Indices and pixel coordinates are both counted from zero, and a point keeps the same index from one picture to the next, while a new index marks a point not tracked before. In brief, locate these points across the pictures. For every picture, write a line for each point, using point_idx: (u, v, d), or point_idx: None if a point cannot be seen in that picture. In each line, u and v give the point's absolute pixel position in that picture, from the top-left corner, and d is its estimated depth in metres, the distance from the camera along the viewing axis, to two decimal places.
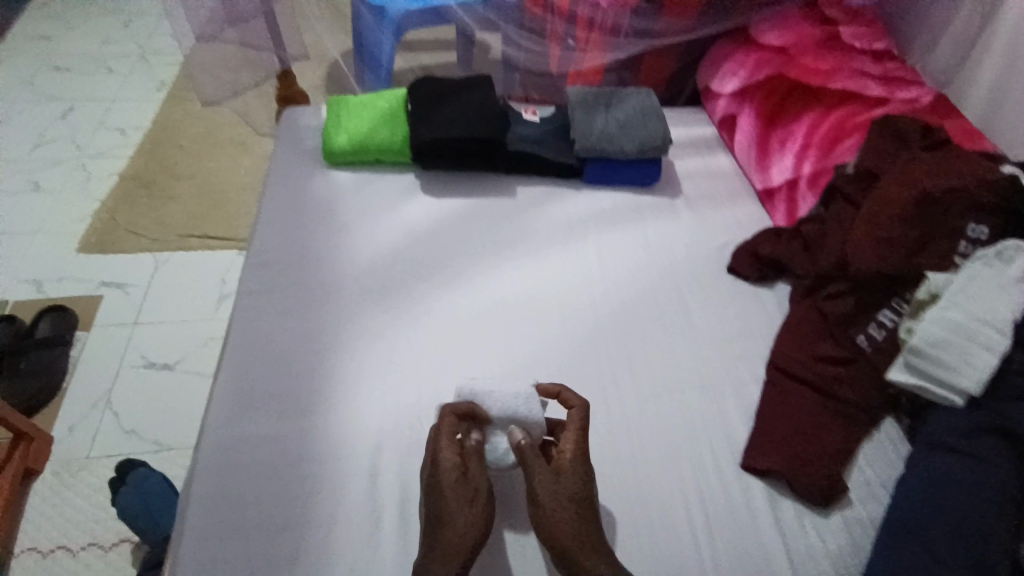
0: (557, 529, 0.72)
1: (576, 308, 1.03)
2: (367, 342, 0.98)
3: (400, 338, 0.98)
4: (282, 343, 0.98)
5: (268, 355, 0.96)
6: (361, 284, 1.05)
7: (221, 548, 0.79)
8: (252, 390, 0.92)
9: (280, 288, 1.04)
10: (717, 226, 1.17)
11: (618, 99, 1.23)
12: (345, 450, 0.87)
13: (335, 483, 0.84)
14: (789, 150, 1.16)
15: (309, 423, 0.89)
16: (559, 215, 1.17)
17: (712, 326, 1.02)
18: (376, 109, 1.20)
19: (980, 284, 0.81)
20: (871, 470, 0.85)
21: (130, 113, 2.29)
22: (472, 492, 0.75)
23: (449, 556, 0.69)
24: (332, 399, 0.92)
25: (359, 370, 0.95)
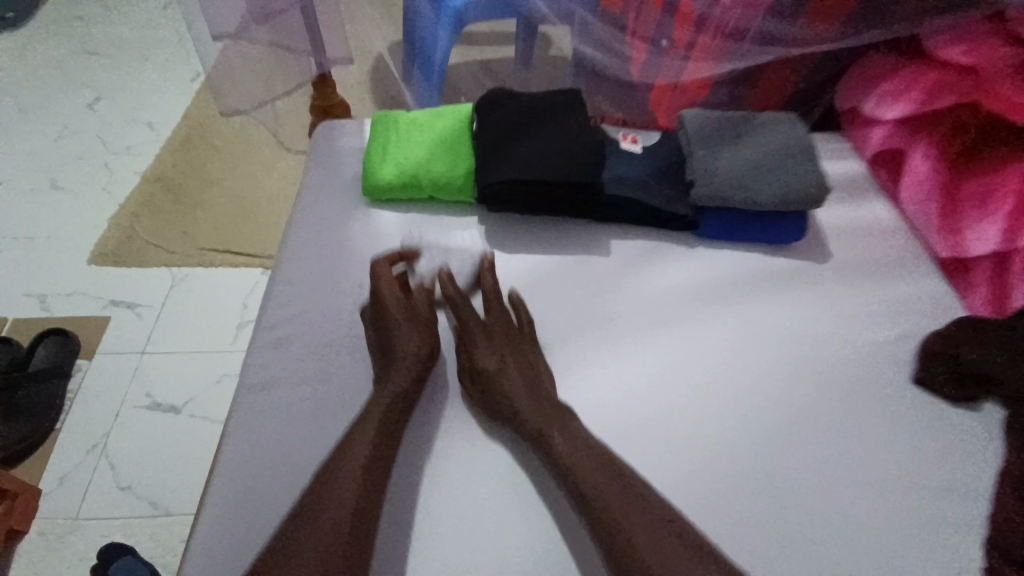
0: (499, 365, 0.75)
1: (700, 427, 0.73)
2: (408, 447, 0.72)
3: (451, 455, 0.72)
4: (298, 428, 0.73)
5: (280, 440, 0.72)
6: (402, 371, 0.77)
7: None
8: (255, 491, 0.69)
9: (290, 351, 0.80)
10: (882, 308, 0.86)
11: (750, 129, 0.94)
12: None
13: None
14: (998, 212, 0.83)
15: None
16: (668, 283, 0.87)
17: (896, 470, 0.72)
18: (434, 132, 0.94)
19: None
20: None
21: (160, 106, 2.11)
22: (415, 322, 0.79)
23: (401, 362, 0.74)
24: None
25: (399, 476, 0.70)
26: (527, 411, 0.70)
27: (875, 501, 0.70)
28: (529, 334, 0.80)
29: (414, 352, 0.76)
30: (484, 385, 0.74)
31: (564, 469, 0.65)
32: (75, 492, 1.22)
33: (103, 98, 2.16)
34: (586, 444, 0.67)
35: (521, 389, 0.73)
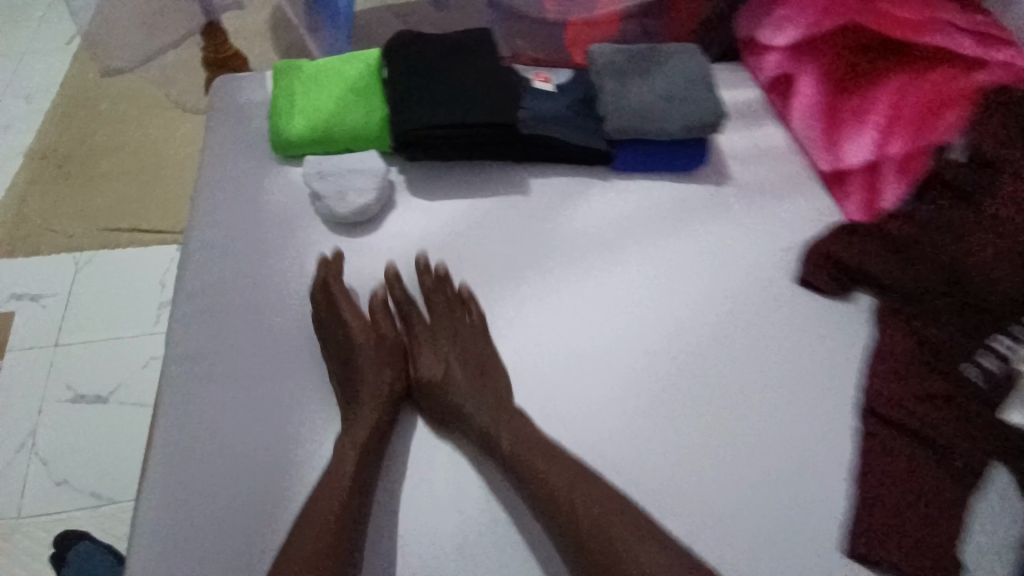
0: (460, 384, 0.76)
1: (617, 347, 0.80)
2: (347, 385, 0.75)
3: (387, 389, 0.76)
4: (231, 370, 0.77)
5: (218, 380, 0.76)
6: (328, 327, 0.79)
7: None
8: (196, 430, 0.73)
9: (223, 342, 0.78)
10: (780, 224, 0.94)
11: (657, 59, 0.97)
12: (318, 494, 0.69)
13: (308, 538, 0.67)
14: (871, 124, 0.93)
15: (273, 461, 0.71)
16: (586, 218, 0.90)
17: (795, 363, 0.81)
18: (342, 80, 0.91)
19: None
20: (999, 540, 0.70)
21: (31, 71, 1.85)
22: (375, 342, 0.79)
23: (363, 403, 0.73)
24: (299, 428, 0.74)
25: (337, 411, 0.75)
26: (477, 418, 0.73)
27: (778, 390, 0.78)
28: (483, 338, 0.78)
29: (381, 378, 0.76)
30: (432, 391, 0.76)
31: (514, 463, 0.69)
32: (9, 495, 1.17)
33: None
34: (552, 453, 0.69)
35: (466, 390, 0.75)
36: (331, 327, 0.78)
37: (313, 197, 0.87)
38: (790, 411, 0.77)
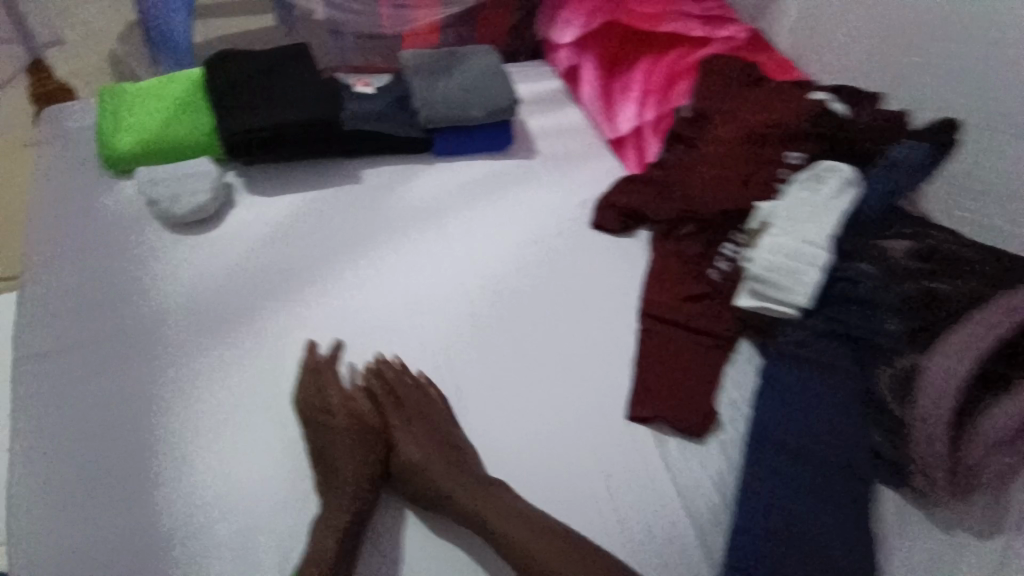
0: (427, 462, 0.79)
1: (446, 293, 0.96)
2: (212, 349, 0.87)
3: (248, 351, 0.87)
4: (103, 341, 0.86)
5: (92, 351, 0.85)
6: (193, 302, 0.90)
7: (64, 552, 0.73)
8: (74, 394, 0.82)
9: (155, 424, 0.81)
10: (575, 184, 1.15)
11: (456, 59, 1.15)
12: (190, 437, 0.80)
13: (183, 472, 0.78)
14: (632, 98, 1.19)
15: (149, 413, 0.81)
16: (413, 195, 1.07)
17: (586, 284, 1.01)
18: (166, 96, 1.00)
19: (802, 207, 0.91)
20: (737, 393, 0.90)
21: None
22: (349, 435, 0.81)
23: (342, 490, 0.76)
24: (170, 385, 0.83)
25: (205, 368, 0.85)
26: (451, 498, 0.76)
27: (575, 302, 0.99)
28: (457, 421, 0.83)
29: (353, 466, 0.78)
30: (407, 469, 0.79)
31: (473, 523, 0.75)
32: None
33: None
34: (517, 512, 0.75)
35: (430, 473, 0.78)
36: (319, 410, 0.82)
37: (150, 203, 0.95)
38: (588, 326, 0.96)
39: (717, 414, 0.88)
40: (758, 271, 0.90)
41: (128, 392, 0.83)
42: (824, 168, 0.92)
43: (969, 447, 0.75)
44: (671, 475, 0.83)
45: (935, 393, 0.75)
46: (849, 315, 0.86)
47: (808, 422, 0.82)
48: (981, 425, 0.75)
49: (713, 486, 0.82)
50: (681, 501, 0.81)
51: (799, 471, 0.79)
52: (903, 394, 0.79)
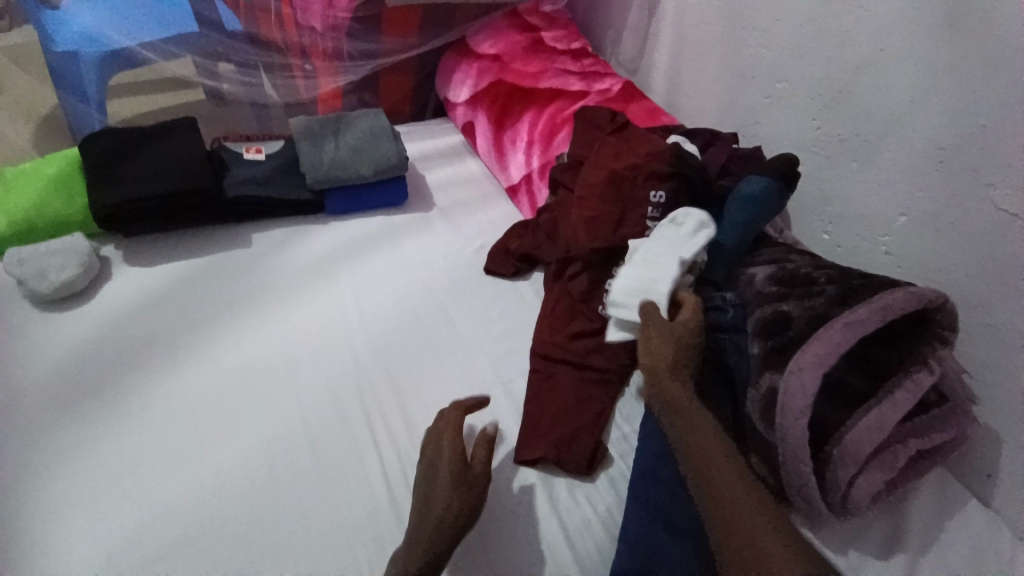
0: (672, 395, 0.78)
1: (333, 349, 0.95)
2: (84, 419, 0.82)
3: (122, 422, 0.83)
4: None
5: None
6: (65, 375, 0.86)
7: None
8: None
9: (65, 506, 0.74)
10: (471, 232, 1.20)
11: (345, 124, 1.20)
12: (52, 513, 0.73)
13: (45, 550, 0.70)
14: (519, 148, 1.26)
15: (10, 489, 0.75)
16: (304, 255, 1.09)
17: (477, 330, 1.03)
18: (39, 177, 1.00)
19: (660, 243, 0.94)
20: (628, 424, 0.93)
21: None
22: (461, 477, 0.73)
23: (421, 533, 0.69)
24: (39, 453, 0.78)
25: (80, 438, 0.80)
26: (713, 465, 0.68)
27: (468, 345, 1.01)
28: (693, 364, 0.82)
29: (444, 512, 0.69)
30: (697, 418, 0.74)
31: (731, 498, 0.65)
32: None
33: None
34: (736, 469, 0.68)
35: (698, 411, 0.75)
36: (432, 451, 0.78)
37: (18, 284, 0.93)
38: (479, 373, 0.97)
39: (607, 448, 0.90)
40: (614, 297, 0.93)
41: (38, 472, 0.77)
42: (681, 212, 0.96)
43: (837, 464, 0.77)
44: (559, 518, 0.81)
45: (793, 413, 0.78)
46: None
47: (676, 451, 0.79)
48: (860, 437, 0.76)
49: (601, 523, 0.81)
50: (568, 541, 0.79)
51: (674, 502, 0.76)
52: (769, 417, 0.81)
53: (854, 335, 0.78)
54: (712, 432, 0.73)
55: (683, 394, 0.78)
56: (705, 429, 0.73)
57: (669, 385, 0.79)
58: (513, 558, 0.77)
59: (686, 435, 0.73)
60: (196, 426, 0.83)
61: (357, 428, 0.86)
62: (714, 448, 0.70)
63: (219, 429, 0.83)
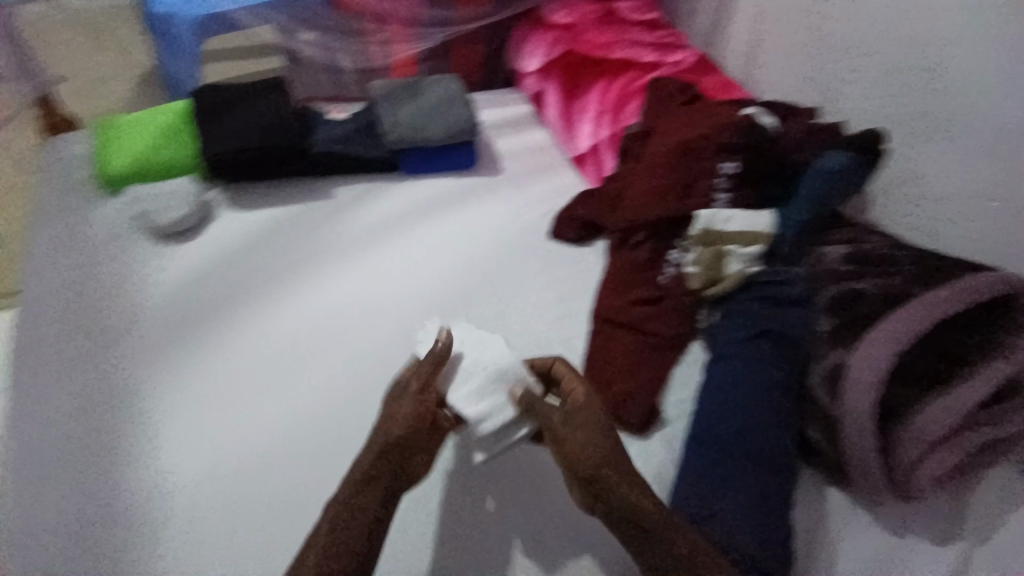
0: (584, 457, 0.71)
1: (402, 301, 1.01)
2: (184, 350, 0.92)
3: (216, 354, 0.91)
4: (94, 340, 0.92)
5: (81, 351, 0.91)
6: (170, 309, 0.96)
7: (53, 533, 0.77)
8: (57, 395, 0.87)
9: (157, 440, 0.84)
10: (536, 199, 1.23)
11: (421, 87, 1.25)
12: (164, 431, 0.84)
13: (159, 464, 0.82)
14: (588, 117, 1.28)
15: (130, 407, 0.86)
16: (376, 211, 1.14)
17: (538, 292, 1.06)
18: (152, 126, 1.11)
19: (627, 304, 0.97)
20: (683, 391, 0.94)
21: None
22: (419, 400, 0.77)
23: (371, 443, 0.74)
24: (150, 379, 0.89)
25: (181, 365, 0.90)
26: (620, 487, 0.69)
27: (529, 305, 1.04)
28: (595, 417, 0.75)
29: (395, 433, 0.74)
30: (577, 459, 0.71)
31: (643, 517, 0.67)
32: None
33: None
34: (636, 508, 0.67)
35: (601, 456, 0.71)
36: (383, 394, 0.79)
37: (139, 219, 1.05)
38: (538, 333, 1.00)
39: (663, 411, 0.91)
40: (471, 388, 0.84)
41: (136, 407, 0.87)
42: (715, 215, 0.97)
43: (902, 442, 0.76)
44: None
45: (861, 388, 0.77)
46: (783, 317, 0.87)
47: (734, 415, 0.81)
48: (927, 415, 0.75)
49: (653, 475, 0.85)
50: None
51: (729, 463, 0.78)
52: (835, 390, 0.80)
53: (930, 315, 0.77)
54: (615, 454, 0.71)
55: (585, 422, 0.74)
56: (594, 456, 0.71)
57: (586, 415, 0.75)
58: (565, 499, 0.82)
59: (580, 459, 0.71)
60: (274, 377, 0.90)
61: None
62: (622, 472, 0.70)
63: (299, 371, 0.91)
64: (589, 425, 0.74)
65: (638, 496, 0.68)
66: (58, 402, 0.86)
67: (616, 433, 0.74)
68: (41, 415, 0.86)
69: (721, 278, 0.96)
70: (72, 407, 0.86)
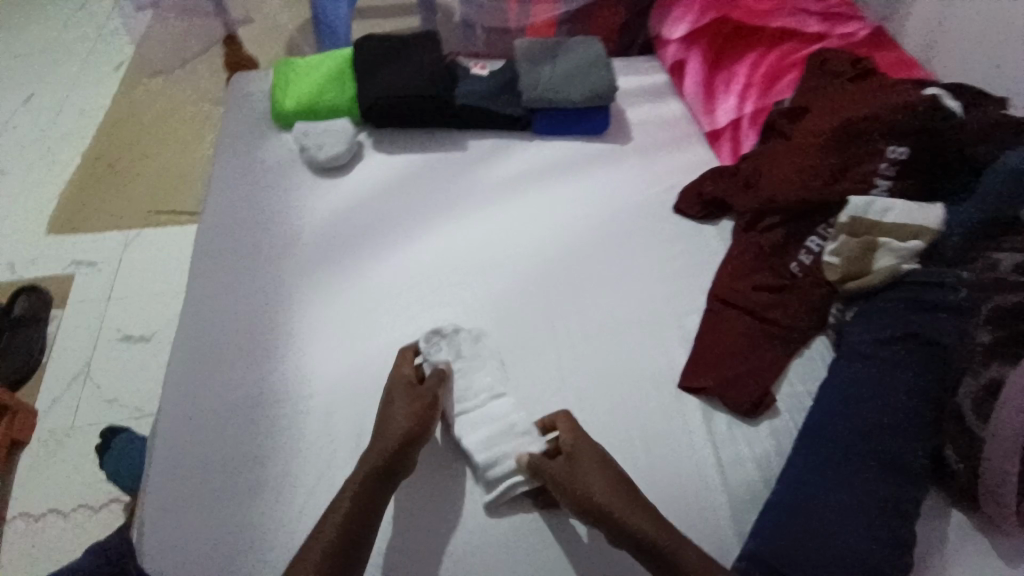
0: (582, 490, 0.72)
1: (524, 253, 1.05)
2: (329, 268, 1.03)
3: (355, 277, 1.01)
4: (255, 248, 1.05)
5: (244, 255, 1.04)
6: (318, 234, 1.07)
7: (208, 398, 0.88)
8: (222, 289, 1.00)
9: (296, 341, 0.94)
10: (664, 171, 1.20)
11: (563, 50, 1.28)
12: (306, 334, 0.94)
13: (299, 360, 0.92)
14: (733, 91, 1.21)
15: (280, 308, 0.97)
16: (506, 167, 1.19)
17: (657, 263, 1.04)
18: (324, 70, 1.24)
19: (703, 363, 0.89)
20: (801, 384, 0.89)
21: (63, 72, 2.09)
22: (418, 397, 0.81)
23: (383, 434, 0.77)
24: (298, 288, 1.00)
25: (325, 282, 1.01)
26: (630, 511, 0.70)
27: (647, 273, 1.03)
28: (590, 452, 0.76)
29: (403, 428, 0.78)
30: (584, 489, 0.72)
31: (654, 535, 0.69)
32: (53, 416, 1.28)
33: (13, 79, 2.07)
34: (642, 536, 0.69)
35: (606, 486, 0.72)
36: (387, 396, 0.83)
37: (302, 151, 1.18)
38: (651, 302, 0.99)
39: (776, 400, 0.88)
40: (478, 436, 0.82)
41: (280, 311, 0.97)
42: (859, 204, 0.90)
43: None
44: (713, 448, 0.84)
45: (1018, 407, 0.70)
46: (934, 322, 0.80)
47: (862, 413, 0.76)
48: None
49: (755, 463, 0.82)
50: (720, 471, 0.82)
51: (847, 463, 0.73)
52: (984, 413, 0.73)
53: None
54: (617, 484, 0.73)
55: (586, 461, 0.75)
56: (599, 485, 0.73)
57: (582, 456, 0.76)
58: (659, 468, 0.82)
59: (585, 491, 0.72)
60: (403, 304, 0.98)
61: (541, 346, 0.93)
62: (627, 500, 0.72)
63: (425, 302, 0.98)
64: (585, 467, 0.75)
65: (648, 520, 0.70)
66: (217, 297, 0.99)
67: (615, 471, 0.75)
68: (207, 301, 0.99)
69: (865, 273, 0.89)
70: (229, 302, 0.98)
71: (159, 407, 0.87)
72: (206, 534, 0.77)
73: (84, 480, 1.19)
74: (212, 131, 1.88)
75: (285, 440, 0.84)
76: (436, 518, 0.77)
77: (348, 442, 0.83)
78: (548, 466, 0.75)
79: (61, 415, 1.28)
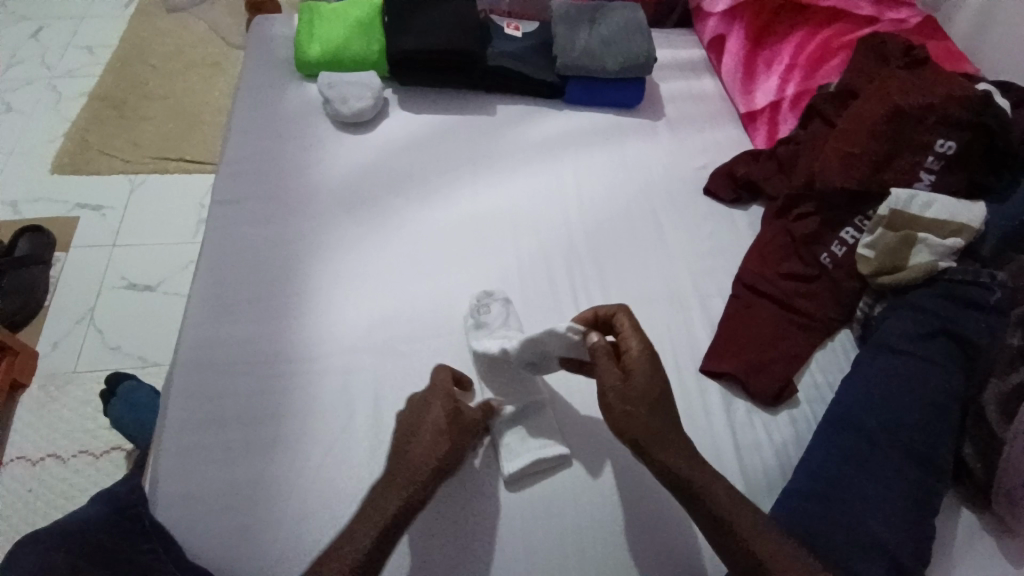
0: (623, 419, 0.68)
1: (550, 226, 1.02)
2: (351, 226, 1.00)
3: (377, 236, 0.99)
4: (274, 202, 1.02)
5: (263, 205, 1.01)
6: (338, 193, 1.03)
7: (222, 350, 0.87)
8: (243, 238, 0.97)
9: (316, 301, 0.91)
10: (695, 149, 1.17)
11: (602, 13, 1.24)
12: (326, 291, 0.92)
13: (320, 315, 0.90)
14: (774, 71, 1.18)
15: (300, 262, 0.95)
16: (537, 133, 1.16)
17: (685, 244, 1.02)
18: (351, 17, 1.20)
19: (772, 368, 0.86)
20: (821, 375, 0.88)
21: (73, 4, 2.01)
22: (457, 427, 0.73)
23: (415, 468, 0.68)
24: (316, 242, 0.98)
25: (346, 238, 0.98)
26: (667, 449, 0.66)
27: (672, 251, 1.01)
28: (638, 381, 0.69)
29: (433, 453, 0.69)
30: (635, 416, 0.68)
31: (691, 477, 0.65)
32: (56, 359, 1.26)
33: (19, 11, 1.98)
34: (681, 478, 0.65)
35: (659, 436, 0.67)
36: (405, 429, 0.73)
37: (325, 102, 1.14)
38: (677, 280, 0.98)
39: (797, 389, 0.87)
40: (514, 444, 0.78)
41: (300, 268, 0.95)
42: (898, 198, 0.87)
43: None
44: (732, 433, 0.83)
45: None
46: (968, 320, 0.79)
47: (886, 407, 0.76)
48: None
49: (772, 451, 0.82)
50: (736, 456, 0.81)
51: (868, 456, 0.73)
52: (1009, 412, 0.73)
53: None
54: (661, 421, 0.68)
55: (638, 386, 0.69)
56: (647, 422, 0.67)
57: (642, 383, 0.69)
58: None
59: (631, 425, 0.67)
60: (426, 269, 0.95)
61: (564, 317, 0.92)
62: (664, 436, 0.67)
63: (448, 264, 0.96)
64: (641, 395, 0.69)
65: (679, 456, 0.66)
66: (233, 252, 0.96)
67: (667, 394, 0.70)
68: (223, 252, 0.96)
69: (902, 267, 0.86)
70: (246, 256, 0.96)
71: (176, 355, 0.86)
72: (221, 489, 0.76)
73: (88, 426, 1.19)
74: (228, 77, 1.82)
75: (302, 396, 0.83)
76: (456, 484, 0.77)
77: (367, 406, 0.82)
78: (604, 382, 0.70)
79: (63, 359, 1.26)
